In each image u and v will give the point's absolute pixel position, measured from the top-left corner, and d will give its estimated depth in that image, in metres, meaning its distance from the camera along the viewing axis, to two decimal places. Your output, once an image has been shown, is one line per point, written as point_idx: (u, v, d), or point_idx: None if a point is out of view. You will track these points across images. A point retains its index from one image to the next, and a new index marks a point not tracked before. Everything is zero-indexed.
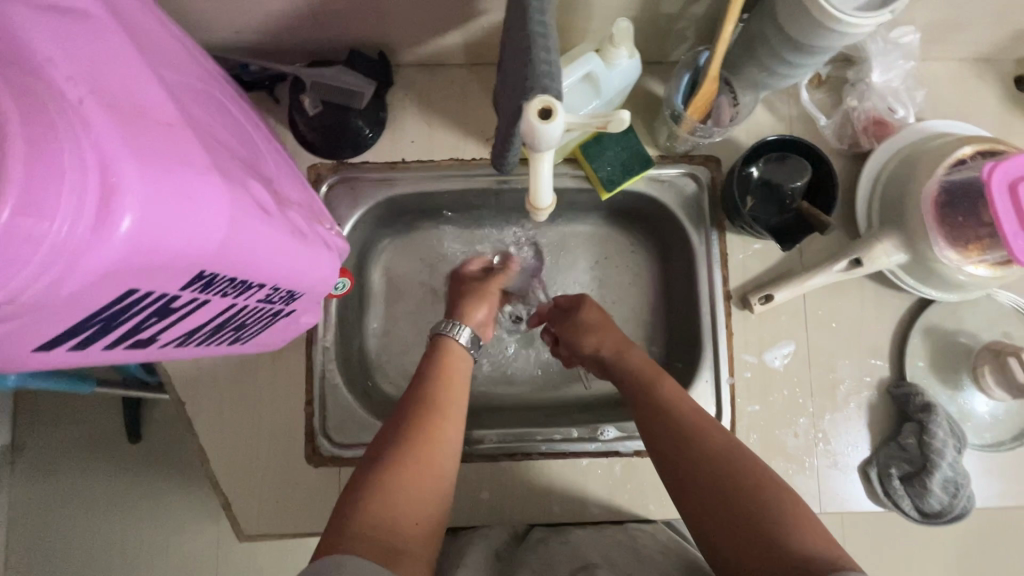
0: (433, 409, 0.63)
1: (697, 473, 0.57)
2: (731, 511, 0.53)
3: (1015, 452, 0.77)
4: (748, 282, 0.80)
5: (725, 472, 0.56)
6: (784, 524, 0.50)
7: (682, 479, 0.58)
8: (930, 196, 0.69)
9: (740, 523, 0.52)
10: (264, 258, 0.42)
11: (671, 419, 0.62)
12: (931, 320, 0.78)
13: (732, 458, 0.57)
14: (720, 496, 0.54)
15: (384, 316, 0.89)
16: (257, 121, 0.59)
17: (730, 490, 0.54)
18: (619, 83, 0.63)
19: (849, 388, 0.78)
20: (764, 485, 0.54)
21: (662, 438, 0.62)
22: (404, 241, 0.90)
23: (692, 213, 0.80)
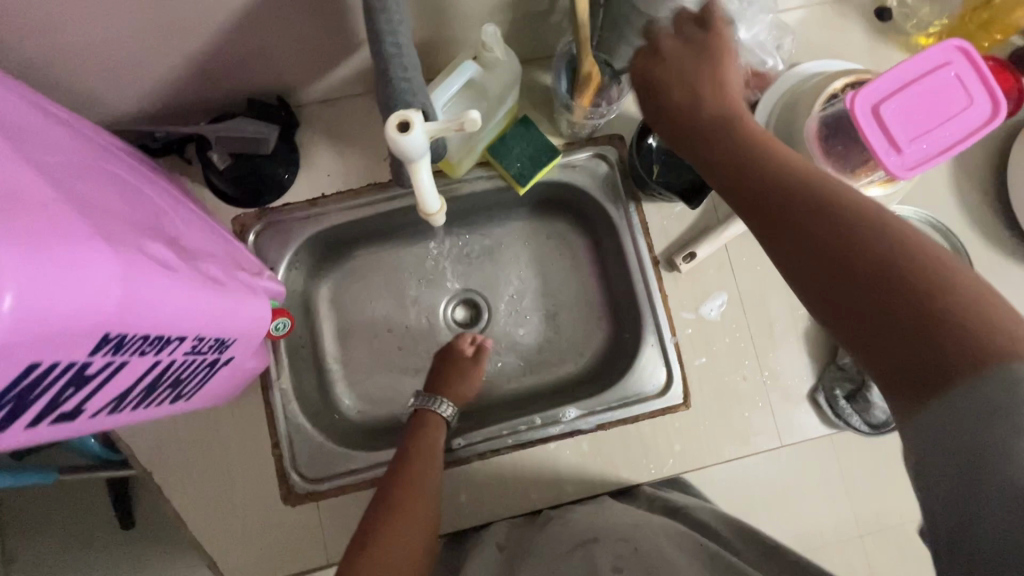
0: (416, 479, 0.66)
1: (846, 232, 0.40)
2: (923, 271, 0.37)
3: None
4: (670, 244, 0.83)
5: (855, 232, 0.40)
6: (976, 310, 0.35)
7: (833, 239, 0.40)
8: (813, 133, 0.74)
9: (932, 285, 0.37)
10: (178, 313, 0.44)
11: (785, 183, 0.44)
12: None
13: (868, 227, 0.40)
14: (884, 255, 0.38)
15: (339, 347, 0.91)
16: (164, 186, 0.61)
17: (857, 242, 0.39)
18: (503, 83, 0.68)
19: (784, 324, 0.82)
20: (940, 278, 0.37)
21: (776, 203, 0.44)
22: (346, 271, 0.93)
23: (607, 190, 0.85)
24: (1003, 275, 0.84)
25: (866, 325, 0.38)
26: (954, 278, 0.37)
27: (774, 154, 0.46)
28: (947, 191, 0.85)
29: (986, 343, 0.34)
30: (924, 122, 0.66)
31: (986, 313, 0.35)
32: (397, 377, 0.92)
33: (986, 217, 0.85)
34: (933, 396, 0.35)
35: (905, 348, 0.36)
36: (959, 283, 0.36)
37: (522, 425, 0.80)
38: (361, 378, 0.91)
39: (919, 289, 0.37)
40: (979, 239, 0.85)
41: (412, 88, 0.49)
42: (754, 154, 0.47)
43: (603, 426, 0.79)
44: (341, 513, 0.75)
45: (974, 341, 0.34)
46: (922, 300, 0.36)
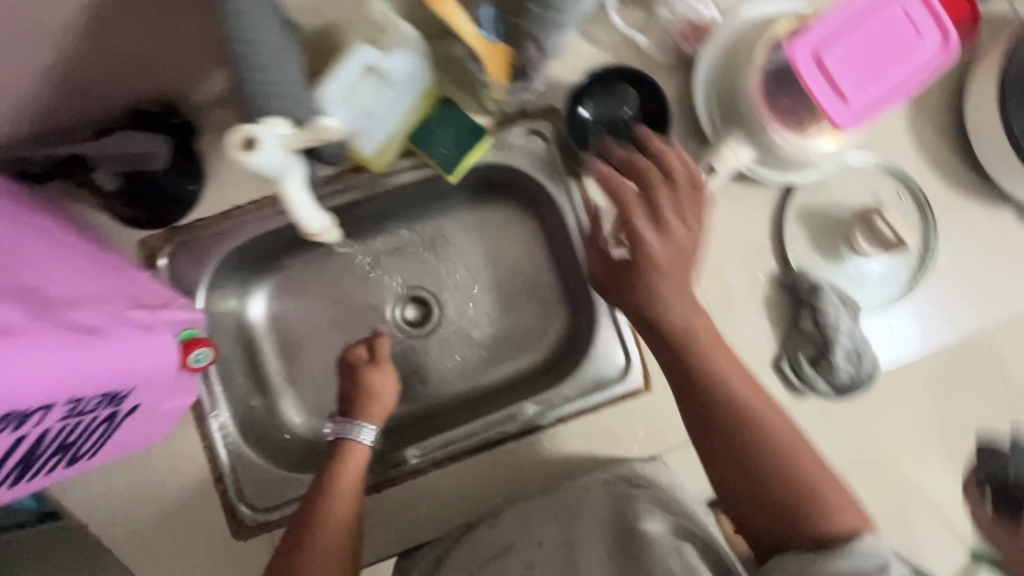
0: (343, 498, 0.63)
1: (776, 495, 0.55)
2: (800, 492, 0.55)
3: (906, 305, 0.79)
4: (618, 221, 0.78)
5: (795, 483, 0.55)
6: (825, 503, 0.54)
7: (736, 467, 0.57)
8: (757, 86, 0.69)
9: (793, 484, 0.55)
10: (29, 379, 0.39)
11: (710, 404, 0.59)
12: (800, 202, 0.79)
13: (788, 475, 0.56)
14: (783, 497, 0.55)
15: (282, 364, 0.86)
16: (35, 225, 0.55)
17: (716, 378, 0.59)
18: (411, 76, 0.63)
19: (743, 293, 0.78)
20: (787, 465, 0.56)
21: (719, 431, 0.58)
22: (280, 282, 0.87)
23: (546, 169, 0.78)
24: (965, 216, 0.81)
25: (766, 513, 0.55)
26: (814, 485, 0.55)
27: (704, 359, 0.60)
28: (903, 133, 0.81)
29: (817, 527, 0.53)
30: (870, 68, 0.60)
31: (827, 509, 0.54)
32: None
33: (946, 156, 0.81)
34: (778, 543, 0.55)
35: (754, 493, 0.56)
36: (781, 441, 0.57)
37: (480, 427, 0.76)
38: (310, 393, 0.86)
39: (795, 500, 0.55)
40: (940, 181, 0.81)
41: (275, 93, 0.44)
42: (691, 350, 0.60)
43: (563, 420, 0.76)
44: None
45: (820, 530, 0.53)
46: (775, 473, 0.56)
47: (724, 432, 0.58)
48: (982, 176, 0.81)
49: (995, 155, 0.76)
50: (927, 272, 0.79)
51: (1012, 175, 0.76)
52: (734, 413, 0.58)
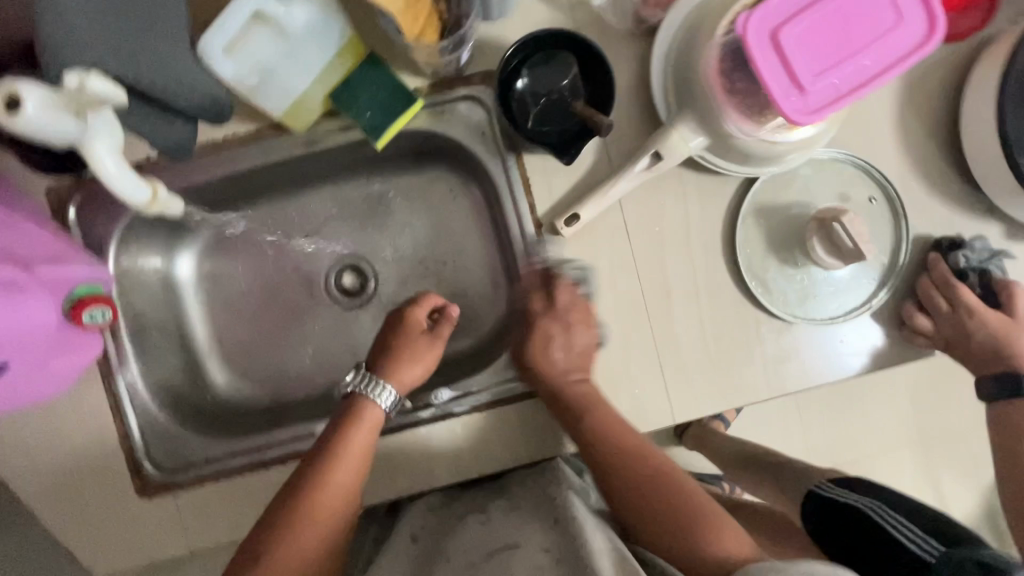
0: (355, 459, 0.62)
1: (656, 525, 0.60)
2: (678, 519, 0.60)
3: (865, 319, 0.73)
4: (556, 204, 0.71)
5: (668, 508, 0.61)
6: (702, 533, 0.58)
7: (656, 495, 0.62)
8: (713, 64, 0.61)
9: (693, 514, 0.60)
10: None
11: (639, 483, 0.63)
12: (758, 198, 0.72)
13: (683, 509, 0.60)
14: (671, 532, 0.60)
15: (209, 323, 0.84)
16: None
17: (672, 502, 0.61)
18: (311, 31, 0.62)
19: (684, 292, 0.73)
20: (677, 504, 0.61)
21: (655, 489, 0.63)
22: (212, 240, 0.85)
23: (483, 141, 0.72)
24: (947, 225, 0.73)
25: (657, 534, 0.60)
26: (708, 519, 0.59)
27: (658, 480, 0.63)
28: (886, 129, 0.72)
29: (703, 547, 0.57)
30: (833, 53, 0.52)
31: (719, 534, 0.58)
32: (275, 354, 0.85)
33: (932, 157, 0.72)
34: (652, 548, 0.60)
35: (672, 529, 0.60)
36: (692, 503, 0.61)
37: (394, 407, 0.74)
38: (237, 357, 0.84)
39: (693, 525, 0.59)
40: (922, 185, 0.72)
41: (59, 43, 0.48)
42: (642, 480, 0.64)
43: (479, 408, 0.73)
44: (199, 503, 0.72)
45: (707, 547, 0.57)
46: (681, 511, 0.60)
47: (638, 520, 0.62)
48: (970, 182, 0.72)
49: (984, 160, 0.68)
50: (891, 284, 0.72)
51: (1001, 186, 0.67)
52: (629, 445, 0.66)
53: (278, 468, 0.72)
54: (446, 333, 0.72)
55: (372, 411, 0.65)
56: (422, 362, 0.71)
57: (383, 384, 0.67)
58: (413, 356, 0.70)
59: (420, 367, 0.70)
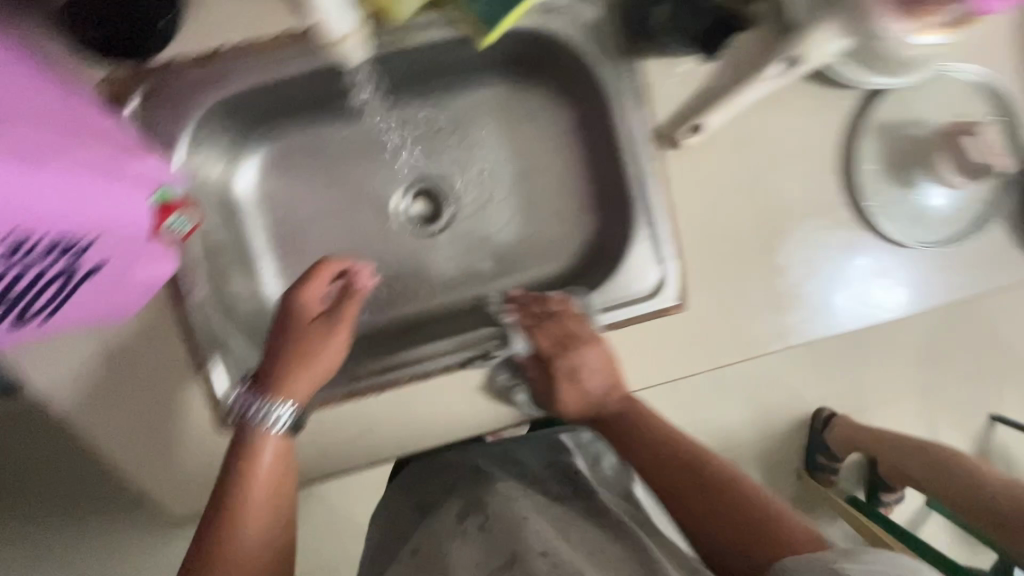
0: (268, 483, 0.58)
1: (673, 485, 0.60)
2: (712, 507, 0.57)
3: (970, 244, 0.72)
4: (674, 114, 0.66)
5: (759, 531, 0.54)
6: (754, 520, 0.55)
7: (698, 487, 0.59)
8: None
9: (747, 504, 0.56)
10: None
11: (662, 474, 0.61)
12: (882, 117, 0.69)
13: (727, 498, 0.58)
14: (709, 494, 0.58)
15: (276, 251, 0.77)
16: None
17: (733, 490, 0.58)
18: None
19: (797, 215, 0.70)
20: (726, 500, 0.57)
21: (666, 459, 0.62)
22: (278, 157, 0.76)
23: (597, 45, 0.66)
24: None
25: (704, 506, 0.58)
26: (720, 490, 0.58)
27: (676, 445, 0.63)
28: (1007, 50, 0.70)
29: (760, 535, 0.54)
30: None
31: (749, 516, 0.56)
32: None
33: None
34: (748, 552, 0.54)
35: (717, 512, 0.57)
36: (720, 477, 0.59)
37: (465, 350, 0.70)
38: None
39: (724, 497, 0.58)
40: None
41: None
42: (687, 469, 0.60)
43: (585, 333, 0.70)
44: None
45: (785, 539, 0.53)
46: (714, 484, 0.59)
47: (679, 495, 0.60)
48: None
49: None
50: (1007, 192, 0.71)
51: None
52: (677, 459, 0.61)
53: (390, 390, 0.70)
54: (348, 313, 0.64)
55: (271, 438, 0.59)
56: (325, 361, 0.63)
57: (268, 405, 0.59)
58: (312, 353, 0.63)
59: (319, 369, 0.63)
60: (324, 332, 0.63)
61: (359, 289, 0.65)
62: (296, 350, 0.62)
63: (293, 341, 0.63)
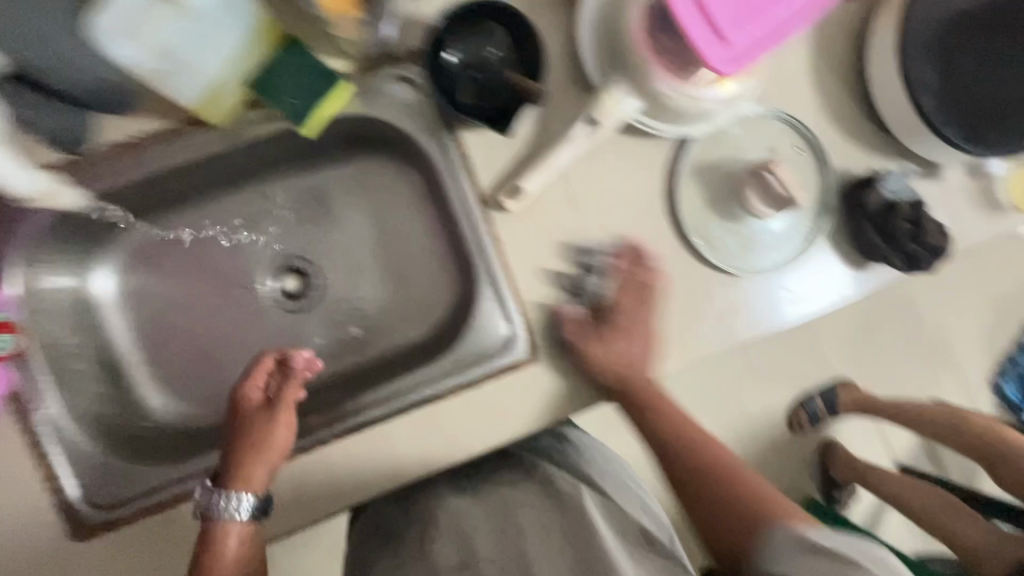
0: (231, 567, 0.61)
1: (694, 477, 0.70)
2: (718, 488, 0.67)
3: (803, 265, 0.77)
4: (499, 178, 0.70)
5: (736, 497, 0.66)
6: (762, 507, 0.64)
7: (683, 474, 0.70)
8: (638, 28, 0.63)
9: (730, 479, 0.68)
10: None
11: (688, 458, 0.71)
12: (697, 159, 0.74)
13: (721, 475, 0.68)
14: (723, 488, 0.67)
15: (141, 346, 0.77)
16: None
17: (735, 487, 0.67)
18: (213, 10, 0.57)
19: (634, 258, 0.73)
20: (726, 477, 0.68)
21: (683, 470, 0.71)
22: (136, 255, 0.78)
23: (419, 123, 0.70)
24: (868, 169, 0.77)
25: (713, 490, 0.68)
26: (751, 493, 0.66)
27: (685, 448, 0.72)
28: (804, 85, 0.76)
29: (756, 507, 0.64)
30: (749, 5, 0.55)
31: (749, 491, 0.66)
32: (221, 367, 0.80)
33: (847, 110, 0.77)
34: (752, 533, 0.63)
35: (730, 489, 0.67)
36: (720, 459, 0.70)
37: (329, 425, 0.71)
38: (174, 376, 0.78)
39: (701, 471, 0.70)
40: (839, 137, 0.77)
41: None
42: (688, 448, 0.72)
43: (441, 395, 0.72)
44: (147, 539, 0.65)
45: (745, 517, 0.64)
46: (732, 472, 0.69)
47: (680, 475, 0.71)
48: (881, 131, 0.77)
49: (892, 111, 0.72)
50: (829, 214, 0.76)
51: (915, 138, 0.72)
52: (691, 436, 0.72)
53: (329, 447, 0.69)
54: (289, 395, 0.68)
55: (232, 524, 0.62)
56: (278, 443, 0.66)
57: (229, 493, 0.62)
58: (262, 437, 0.65)
59: (271, 453, 0.65)
60: (270, 414, 0.66)
61: (300, 367, 0.69)
62: (247, 439, 0.65)
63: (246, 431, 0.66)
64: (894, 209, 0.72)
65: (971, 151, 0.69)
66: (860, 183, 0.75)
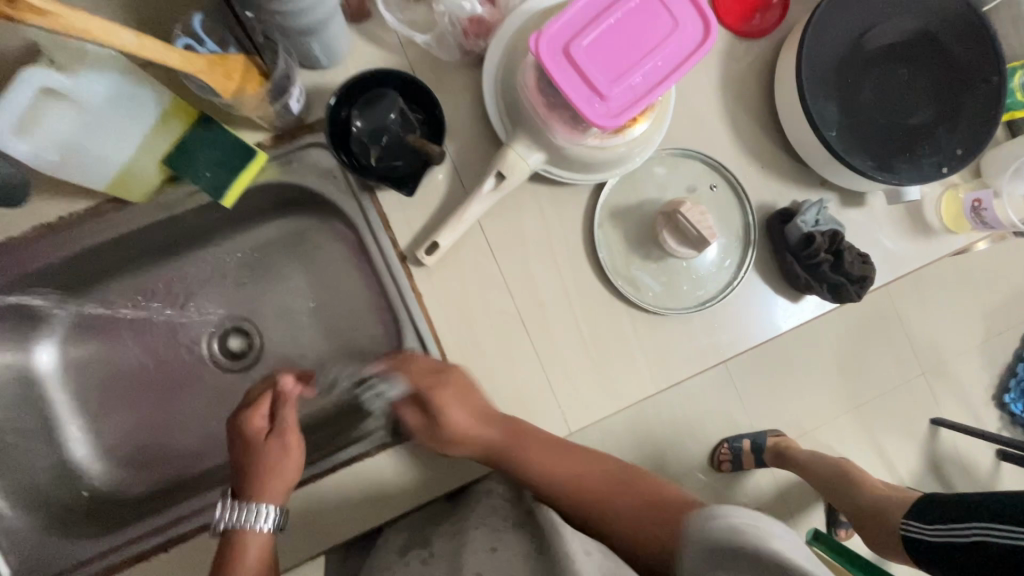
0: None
1: (569, 495, 0.66)
2: (610, 497, 0.66)
3: (731, 300, 0.77)
4: (417, 234, 0.72)
5: (608, 495, 0.66)
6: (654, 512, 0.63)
7: (565, 490, 0.66)
8: (531, 84, 0.64)
9: (627, 494, 0.65)
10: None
11: (576, 481, 0.67)
12: (613, 202, 0.75)
13: (632, 485, 0.66)
14: (590, 502, 0.66)
15: (81, 416, 0.79)
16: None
17: (613, 487, 0.66)
18: (115, 106, 0.57)
19: (557, 304, 0.74)
20: (598, 477, 0.67)
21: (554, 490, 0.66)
22: (79, 325, 0.80)
23: (337, 186, 0.72)
24: (790, 201, 0.78)
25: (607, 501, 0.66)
26: (636, 492, 0.65)
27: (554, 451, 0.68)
28: (716, 124, 0.78)
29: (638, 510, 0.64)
30: (622, 60, 0.57)
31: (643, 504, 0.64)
32: (164, 432, 0.81)
33: (764, 146, 0.78)
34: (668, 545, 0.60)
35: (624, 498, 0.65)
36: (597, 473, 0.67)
37: None
38: (117, 444, 0.79)
39: (592, 495, 0.66)
40: (757, 170, 0.78)
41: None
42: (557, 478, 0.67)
43: (370, 452, 0.72)
44: None
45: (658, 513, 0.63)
46: (618, 485, 0.67)
47: (558, 494, 0.66)
48: (799, 162, 0.78)
49: (803, 142, 0.73)
50: (754, 247, 0.76)
51: (827, 168, 0.73)
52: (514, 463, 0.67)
53: (318, 477, 0.71)
54: (289, 421, 0.68)
55: (256, 533, 0.63)
56: (290, 464, 0.67)
57: (254, 508, 0.63)
58: (274, 461, 0.66)
59: (282, 474, 0.66)
60: (282, 440, 0.67)
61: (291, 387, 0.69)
62: (259, 466, 0.66)
63: (253, 459, 0.66)
64: (812, 241, 0.72)
65: (880, 178, 0.71)
66: (779, 216, 0.76)
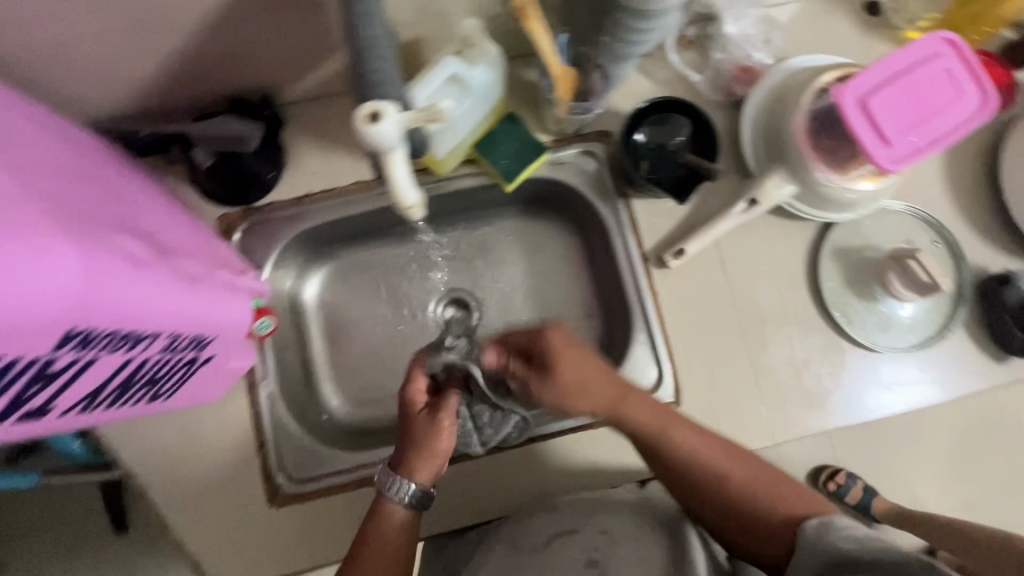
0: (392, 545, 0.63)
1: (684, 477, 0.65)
2: (731, 502, 0.63)
3: (937, 350, 0.82)
4: (661, 240, 0.82)
5: (735, 499, 0.63)
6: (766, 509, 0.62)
7: (682, 484, 0.65)
8: (802, 128, 0.74)
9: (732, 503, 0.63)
10: (113, 299, 0.40)
11: (683, 468, 0.64)
12: (837, 241, 0.83)
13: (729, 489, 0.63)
14: (709, 501, 0.64)
15: (328, 346, 0.90)
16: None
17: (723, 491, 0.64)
18: (480, 94, 0.70)
19: (776, 323, 0.81)
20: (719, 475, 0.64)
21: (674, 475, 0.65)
22: (340, 268, 0.92)
23: (596, 188, 0.83)
24: (1003, 268, 0.83)
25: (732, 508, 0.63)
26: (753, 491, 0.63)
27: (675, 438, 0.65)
28: (940, 187, 0.85)
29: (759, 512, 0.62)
30: (913, 115, 0.66)
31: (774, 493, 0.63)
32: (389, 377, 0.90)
33: (982, 214, 0.84)
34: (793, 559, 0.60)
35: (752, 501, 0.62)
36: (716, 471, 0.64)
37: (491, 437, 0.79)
38: (351, 379, 0.90)
39: (722, 489, 0.63)
40: (973, 234, 0.84)
41: (385, 79, 0.50)
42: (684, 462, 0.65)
43: (591, 424, 0.80)
44: (327, 512, 0.75)
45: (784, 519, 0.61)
46: (737, 486, 0.63)
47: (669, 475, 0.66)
48: (1015, 233, 0.84)
49: None
50: (966, 304, 0.82)
51: None
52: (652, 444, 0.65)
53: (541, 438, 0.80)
54: (449, 406, 0.67)
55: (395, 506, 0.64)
56: (438, 442, 0.66)
57: (398, 480, 0.64)
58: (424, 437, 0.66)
59: (429, 454, 0.65)
60: (434, 421, 0.66)
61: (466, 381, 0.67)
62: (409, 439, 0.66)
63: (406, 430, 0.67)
64: None
65: None
66: (997, 279, 0.81)
